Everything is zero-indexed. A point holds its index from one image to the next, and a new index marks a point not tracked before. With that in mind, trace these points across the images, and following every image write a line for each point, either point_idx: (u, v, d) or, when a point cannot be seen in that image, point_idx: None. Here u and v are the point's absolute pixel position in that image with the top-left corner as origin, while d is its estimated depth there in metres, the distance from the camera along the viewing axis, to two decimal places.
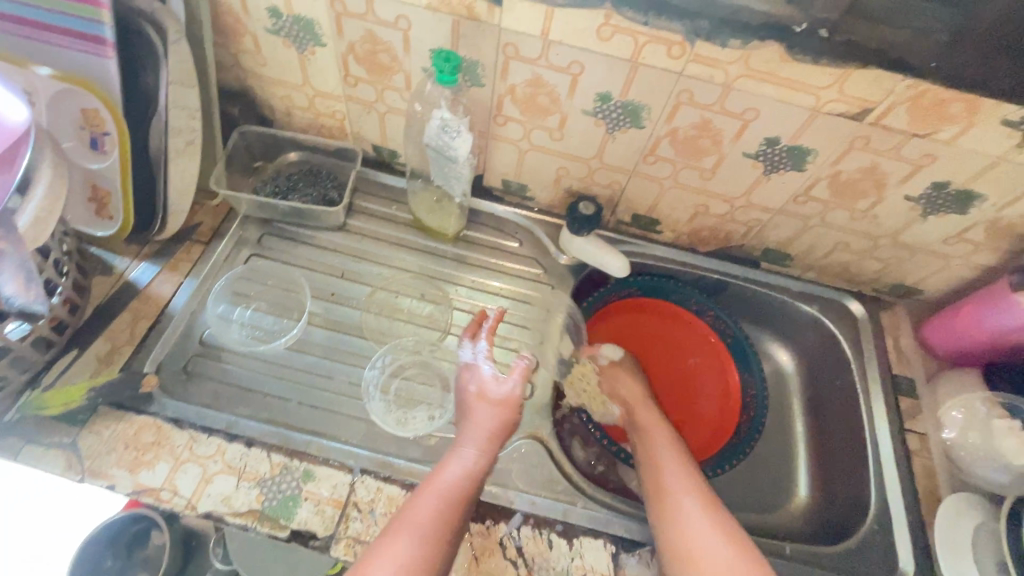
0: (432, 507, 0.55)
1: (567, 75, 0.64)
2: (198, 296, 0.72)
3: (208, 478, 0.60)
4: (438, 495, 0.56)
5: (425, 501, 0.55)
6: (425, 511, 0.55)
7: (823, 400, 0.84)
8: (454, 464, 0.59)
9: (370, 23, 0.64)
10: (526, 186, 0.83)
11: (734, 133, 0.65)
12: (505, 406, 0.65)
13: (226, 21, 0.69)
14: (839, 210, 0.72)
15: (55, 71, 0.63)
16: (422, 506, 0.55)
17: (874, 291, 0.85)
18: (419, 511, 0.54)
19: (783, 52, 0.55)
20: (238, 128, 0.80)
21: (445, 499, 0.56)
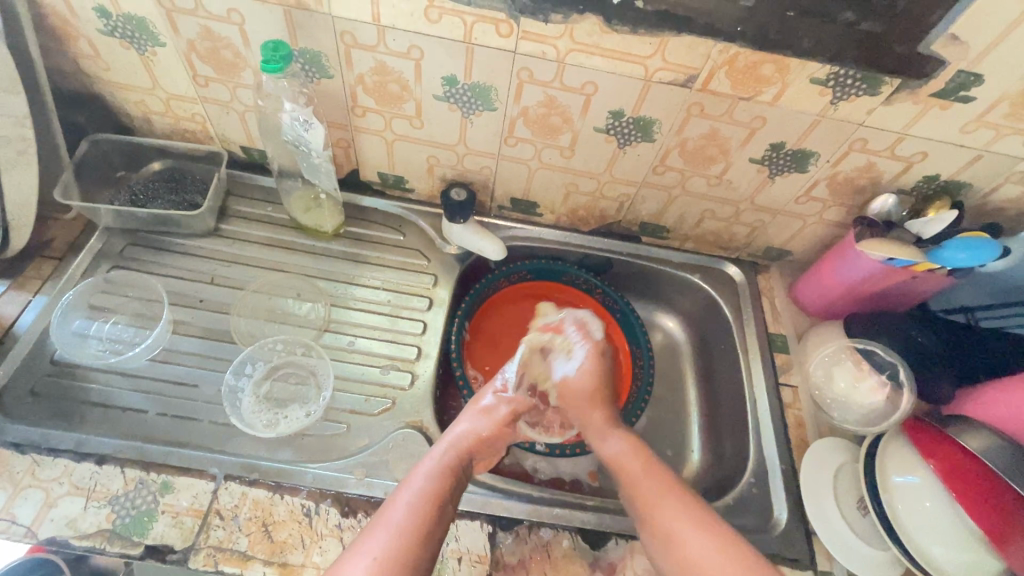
0: (387, 539, 0.53)
1: (409, 60, 0.64)
2: (48, 313, 0.68)
3: (52, 501, 0.56)
4: (393, 527, 0.54)
5: (381, 533, 0.53)
6: (380, 543, 0.52)
7: (710, 364, 0.86)
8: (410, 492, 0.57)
9: (203, 19, 0.63)
10: (403, 178, 0.82)
11: (580, 108, 0.66)
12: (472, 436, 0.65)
13: (54, 24, 0.66)
14: (696, 177, 0.74)
15: None
16: (378, 540, 0.53)
17: (750, 256, 0.88)
18: (375, 542, 0.52)
19: (602, 24, 0.57)
20: (88, 137, 0.76)
21: (400, 531, 0.53)
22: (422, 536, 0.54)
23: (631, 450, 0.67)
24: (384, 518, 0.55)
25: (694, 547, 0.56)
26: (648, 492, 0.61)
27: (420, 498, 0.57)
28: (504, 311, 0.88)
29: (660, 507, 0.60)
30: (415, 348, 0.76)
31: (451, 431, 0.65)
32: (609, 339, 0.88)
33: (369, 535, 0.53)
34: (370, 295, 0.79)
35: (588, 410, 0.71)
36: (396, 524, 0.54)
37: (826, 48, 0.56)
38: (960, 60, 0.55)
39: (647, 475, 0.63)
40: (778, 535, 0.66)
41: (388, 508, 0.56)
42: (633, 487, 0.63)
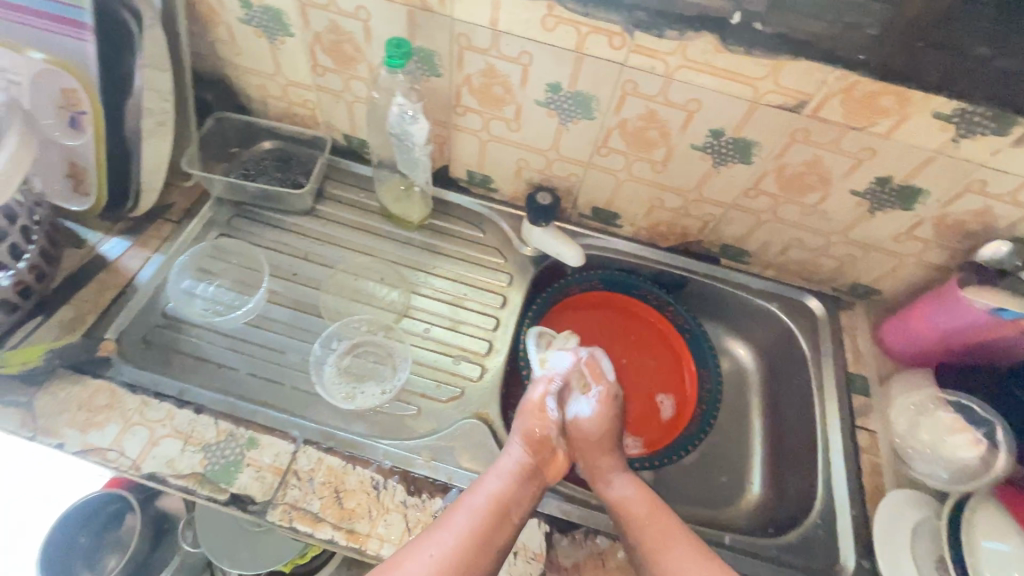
0: (447, 544, 0.55)
1: (518, 66, 0.66)
2: (164, 270, 0.75)
3: (155, 441, 0.62)
4: (449, 542, 0.55)
5: (439, 539, 0.55)
6: (433, 557, 0.54)
7: (779, 397, 0.84)
8: (476, 499, 0.59)
9: (332, 14, 0.68)
10: (490, 177, 0.85)
11: (680, 125, 0.67)
12: (528, 437, 0.65)
13: (201, 11, 0.73)
14: (789, 204, 0.73)
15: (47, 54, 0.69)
16: (430, 554, 0.54)
17: (834, 291, 0.85)
18: (428, 553, 0.54)
19: (717, 43, 0.57)
20: (214, 114, 0.83)
21: (458, 547, 0.55)
22: (480, 554, 0.55)
23: (650, 503, 0.63)
24: (443, 528, 0.56)
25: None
26: (656, 538, 0.59)
27: (482, 511, 0.58)
28: (573, 315, 0.89)
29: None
30: (487, 344, 0.78)
31: (518, 431, 0.66)
32: (672, 353, 0.88)
33: (423, 542, 0.55)
34: (448, 288, 0.82)
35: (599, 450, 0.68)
36: (453, 539, 0.55)
37: (954, 83, 0.54)
38: None
39: (664, 542, 0.59)
40: None
41: (446, 518, 0.57)
42: (641, 530, 0.60)
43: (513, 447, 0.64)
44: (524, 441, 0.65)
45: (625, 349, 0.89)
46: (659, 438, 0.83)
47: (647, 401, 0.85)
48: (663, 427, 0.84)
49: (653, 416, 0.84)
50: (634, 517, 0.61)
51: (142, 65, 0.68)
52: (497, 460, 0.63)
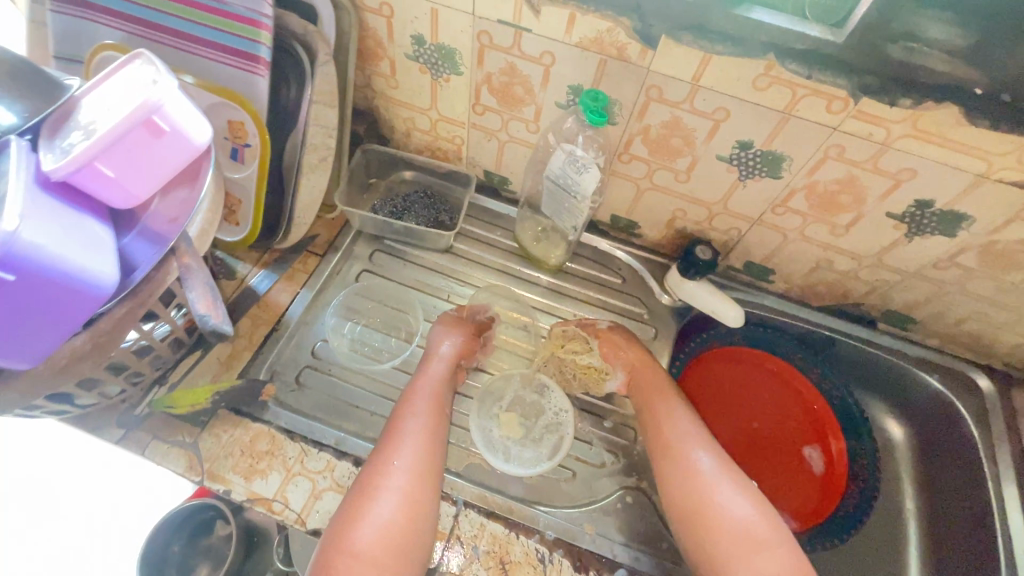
0: (413, 449, 0.57)
1: (708, 120, 0.62)
2: (312, 307, 0.74)
3: (318, 493, 0.60)
4: (420, 436, 0.59)
5: (404, 440, 0.58)
6: (410, 453, 0.57)
7: (938, 477, 0.78)
8: (419, 400, 0.62)
9: (513, 56, 0.65)
10: (636, 224, 0.81)
11: (882, 191, 0.62)
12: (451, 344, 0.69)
13: (369, 45, 0.71)
14: (985, 279, 0.67)
15: (198, 80, 0.69)
16: (409, 450, 0.57)
17: (1004, 366, 0.78)
18: (402, 452, 0.57)
19: (959, 115, 0.52)
20: (361, 146, 0.82)
21: (426, 441, 0.58)
22: (438, 444, 0.60)
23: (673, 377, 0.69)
24: (413, 421, 0.59)
25: (729, 486, 0.58)
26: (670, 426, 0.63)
27: (427, 405, 0.62)
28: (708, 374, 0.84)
29: (691, 438, 0.61)
30: None
31: (440, 335, 0.69)
32: (811, 414, 0.82)
33: (394, 443, 0.58)
34: None
35: (646, 336, 0.72)
36: (420, 432, 0.59)
37: None
38: None
39: (684, 409, 0.64)
40: None
41: (401, 415, 0.60)
42: (656, 423, 0.64)
43: (434, 359, 0.67)
44: (438, 343, 0.68)
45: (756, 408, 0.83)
46: (808, 511, 0.78)
47: (795, 460, 0.81)
48: (818, 486, 0.79)
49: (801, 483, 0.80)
50: (654, 407, 0.65)
51: (314, 101, 0.67)
52: (425, 368, 0.66)
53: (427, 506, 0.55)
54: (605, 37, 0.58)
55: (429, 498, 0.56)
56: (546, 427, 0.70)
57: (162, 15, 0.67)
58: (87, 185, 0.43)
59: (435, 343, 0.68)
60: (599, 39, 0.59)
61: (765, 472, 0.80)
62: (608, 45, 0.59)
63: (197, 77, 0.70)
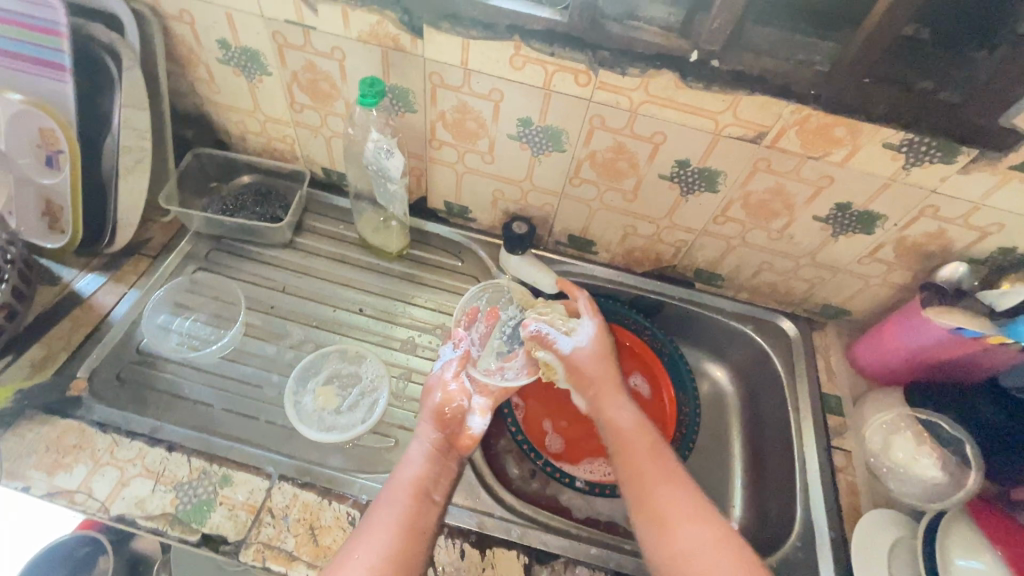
0: (379, 541, 0.54)
1: (489, 101, 0.69)
2: (139, 306, 0.75)
3: (125, 481, 0.61)
4: (386, 532, 0.55)
5: (368, 541, 0.54)
6: (371, 548, 0.54)
7: (757, 418, 0.85)
8: (395, 489, 0.59)
9: (309, 54, 0.70)
10: (467, 208, 0.87)
11: (647, 155, 0.69)
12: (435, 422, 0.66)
13: (180, 51, 0.75)
14: (757, 230, 0.75)
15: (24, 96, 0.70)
16: (370, 545, 0.54)
17: (806, 312, 0.86)
18: (364, 549, 0.54)
19: (677, 80, 0.60)
20: (193, 150, 0.84)
21: (392, 537, 0.55)
22: (409, 541, 0.55)
23: (639, 424, 0.69)
24: (383, 516, 0.56)
25: (688, 533, 0.58)
26: (659, 495, 0.62)
27: (404, 497, 0.59)
28: None
29: (650, 488, 0.63)
30: None
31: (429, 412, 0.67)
32: (636, 356, 0.89)
33: (359, 540, 0.55)
34: (426, 317, 0.83)
35: (600, 372, 0.73)
36: (393, 527, 0.56)
37: (901, 114, 0.57)
38: None
39: (644, 456, 0.65)
40: None
41: (376, 506, 0.58)
42: (644, 489, 0.63)
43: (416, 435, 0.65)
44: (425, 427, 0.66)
45: None
46: None
47: (629, 397, 0.86)
48: (658, 429, 0.84)
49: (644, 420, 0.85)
50: (636, 472, 0.65)
51: (122, 105, 0.70)
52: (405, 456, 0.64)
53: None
54: (378, 29, 0.64)
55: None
56: (366, 395, 0.73)
57: None
58: None
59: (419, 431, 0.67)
60: (374, 32, 0.64)
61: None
62: (384, 37, 0.65)
63: (22, 92, 0.70)
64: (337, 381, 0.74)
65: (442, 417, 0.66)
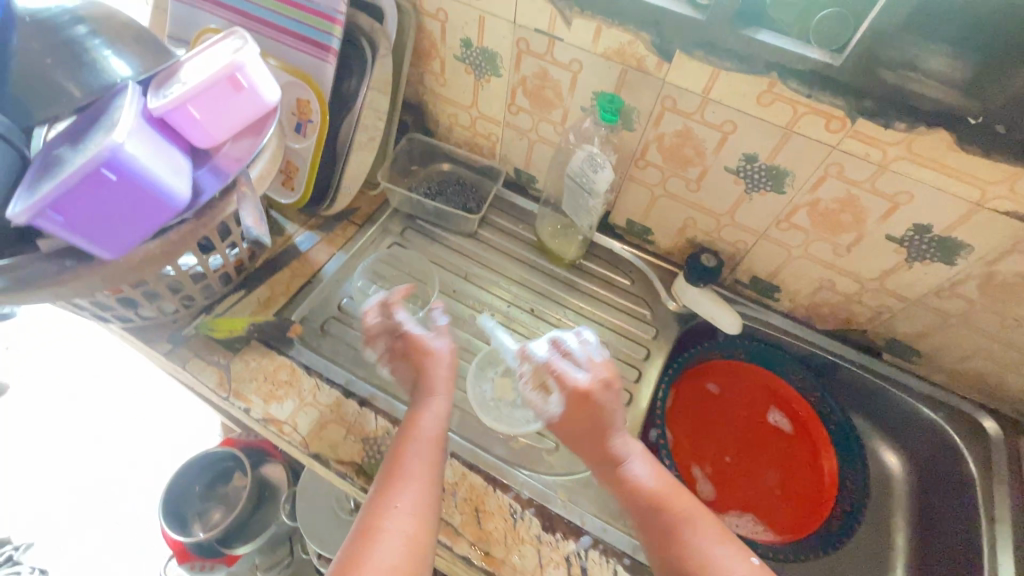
0: (416, 492, 0.56)
1: (717, 132, 0.68)
2: (344, 268, 0.83)
3: (323, 424, 0.67)
4: (422, 481, 0.57)
5: (407, 490, 0.56)
6: (412, 496, 0.56)
7: (933, 516, 0.76)
8: (422, 442, 0.61)
9: (546, 63, 0.73)
10: (649, 230, 0.86)
11: (880, 213, 0.64)
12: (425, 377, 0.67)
13: (424, 46, 0.81)
14: (986, 313, 0.67)
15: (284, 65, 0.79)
16: (410, 494, 0.56)
17: (1013, 412, 0.77)
18: (405, 497, 0.56)
19: (950, 141, 0.55)
20: (408, 135, 0.92)
21: (429, 485, 0.58)
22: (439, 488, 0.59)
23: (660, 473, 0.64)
24: (415, 467, 0.58)
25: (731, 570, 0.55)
26: (675, 515, 0.59)
27: (429, 449, 0.61)
28: (694, 385, 0.86)
29: (672, 519, 0.59)
30: (628, 395, 0.77)
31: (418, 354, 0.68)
32: (786, 403, 0.85)
33: (400, 487, 0.56)
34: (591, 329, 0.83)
35: (592, 424, 0.64)
36: (426, 479, 0.58)
37: None
38: None
39: (678, 501, 0.60)
40: None
41: (403, 458, 0.59)
42: (659, 516, 0.59)
43: (433, 395, 0.66)
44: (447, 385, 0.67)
45: (733, 410, 0.85)
46: (798, 527, 0.76)
47: (777, 441, 0.83)
48: (814, 493, 0.79)
49: (798, 473, 0.81)
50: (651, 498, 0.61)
51: (371, 88, 0.77)
52: (420, 413, 0.64)
53: (428, 545, 0.54)
54: (627, 49, 0.65)
55: (428, 538, 0.55)
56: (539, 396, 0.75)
57: (264, 10, 0.79)
58: (178, 125, 0.54)
59: (424, 386, 0.67)
60: (622, 50, 0.66)
61: (759, 470, 0.81)
62: (629, 56, 0.66)
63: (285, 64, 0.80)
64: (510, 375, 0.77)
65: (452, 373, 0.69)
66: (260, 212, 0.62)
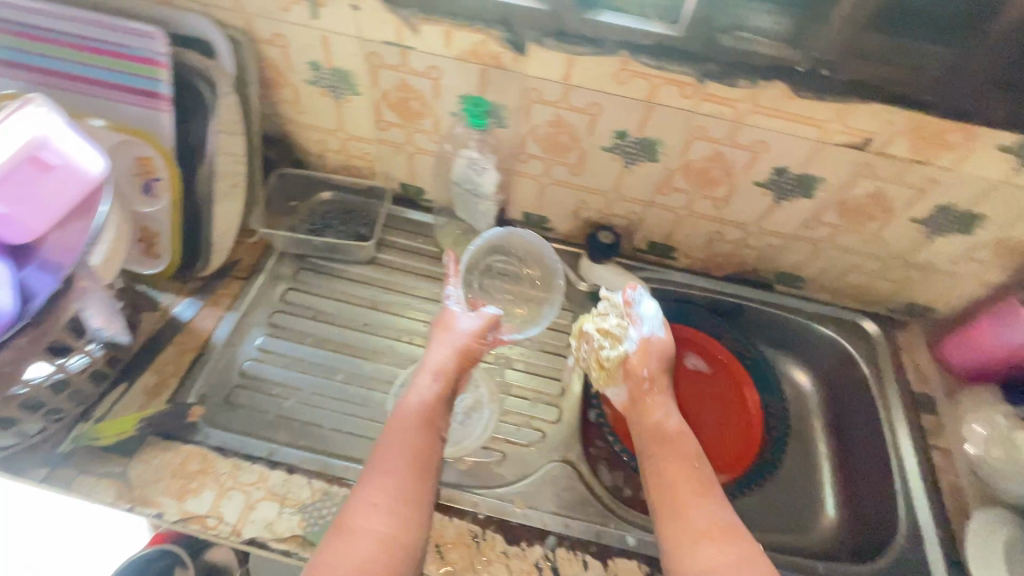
0: (374, 485, 0.56)
1: (585, 115, 0.69)
2: (239, 329, 0.76)
3: (253, 505, 0.62)
4: (384, 476, 0.56)
5: (367, 486, 0.56)
6: (388, 488, 0.56)
7: (845, 419, 0.85)
8: (400, 429, 0.61)
9: (403, 74, 0.70)
10: (546, 218, 0.87)
11: (744, 164, 0.69)
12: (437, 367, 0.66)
13: (270, 76, 0.75)
14: (848, 233, 0.75)
15: (110, 122, 0.70)
16: (371, 488, 0.56)
17: (887, 312, 0.87)
18: (373, 493, 0.55)
19: (787, 90, 0.60)
20: (277, 170, 0.86)
21: (401, 474, 0.57)
22: (427, 473, 0.58)
23: (679, 431, 0.66)
24: (387, 459, 0.58)
25: (715, 541, 0.55)
26: (681, 484, 0.60)
27: (415, 430, 0.61)
28: None
29: (682, 493, 0.59)
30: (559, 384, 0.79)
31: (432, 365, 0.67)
32: (705, 351, 0.88)
33: (366, 486, 0.56)
34: None
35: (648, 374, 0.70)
36: (402, 468, 0.57)
37: (1020, 119, 0.57)
38: None
39: (680, 468, 0.62)
40: None
41: (383, 452, 0.58)
42: (655, 482, 0.62)
43: (422, 375, 0.66)
44: (440, 369, 0.66)
45: None
46: (740, 460, 0.82)
47: (705, 387, 0.87)
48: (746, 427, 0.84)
49: (730, 411, 0.85)
50: (659, 460, 0.63)
51: (219, 131, 0.71)
52: (406, 398, 0.64)
53: (406, 538, 0.53)
54: (481, 48, 0.64)
55: (405, 530, 0.54)
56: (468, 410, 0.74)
57: (69, 63, 0.69)
58: None
59: (429, 365, 0.67)
60: (476, 50, 0.65)
61: (697, 415, 0.85)
62: (485, 55, 0.65)
63: (112, 120, 0.71)
64: (435, 396, 0.75)
65: (464, 353, 0.68)
66: (112, 308, 0.59)
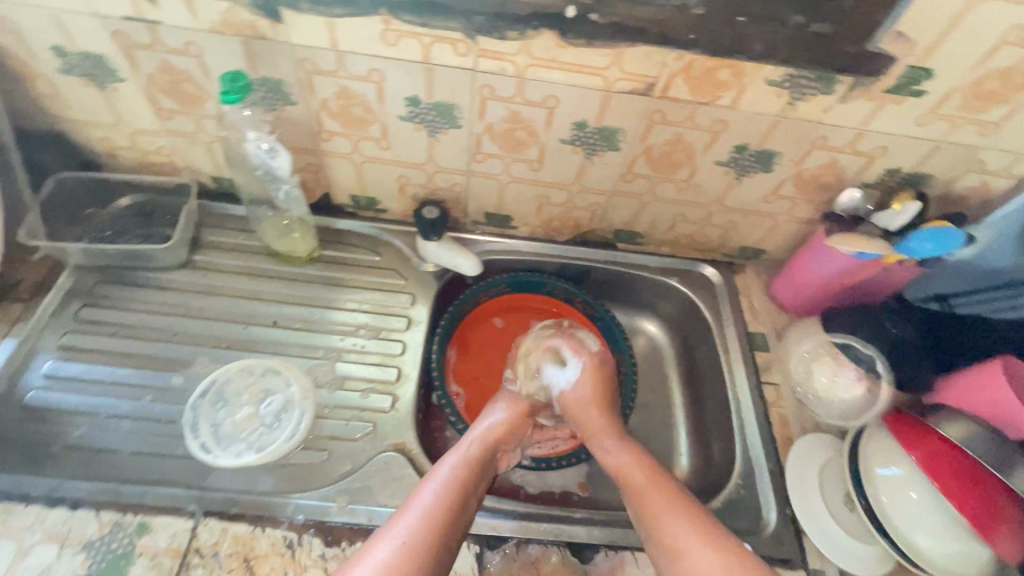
0: (410, 525, 0.54)
1: (370, 84, 0.64)
2: (19, 357, 0.68)
3: (25, 551, 0.55)
4: (417, 512, 0.56)
5: (398, 525, 0.54)
6: (407, 525, 0.54)
7: (693, 367, 0.86)
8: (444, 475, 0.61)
9: (161, 53, 0.63)
10: (375, 200, 0.82)
11: (544, 121, 0.67)
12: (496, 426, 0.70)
13: (11, 67, 0.66)
14: (665, 183, 0.75)
15: None
16: (404, 522, 0.54)
17: (726, 257, 0.88)
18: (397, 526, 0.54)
19: (558, 39, 0.58)
20: (54, 176, 0.76)
21: (427, 516, 0.55)
22: (453, 520, 0.56)
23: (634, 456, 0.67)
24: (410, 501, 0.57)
25: (700, 558, 0.54)
26: (655, 504, 0.60)
27: (459, 476, 0.61)
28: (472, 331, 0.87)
29: (661, 512, 0.59)
30: (395, 369, 0.76)
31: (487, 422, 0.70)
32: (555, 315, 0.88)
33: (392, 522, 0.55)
34: (347, 319, 0.79)
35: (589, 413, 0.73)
36: (419, 510, 0.56)
37: (779, 51, 0.57)
38: (909, 56, 0.56)
39: (649, 492, 0.62)
40: (764, 536, 0.66)
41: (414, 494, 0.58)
42: (638, 497, 0.62)
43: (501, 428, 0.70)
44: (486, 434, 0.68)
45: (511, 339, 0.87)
46: None
47: None
48: None
49: None
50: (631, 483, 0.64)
51: None
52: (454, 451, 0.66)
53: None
54: (231, 17, 0.58)
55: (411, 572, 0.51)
56: (278, 410, 0.70)
57: None
58: None
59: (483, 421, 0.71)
60: (228, 20, 0.59)
61: None
62: (240, 25, 0.59)
63: None
64: (244, 401, 0.71)
65: (511, 427, 0.71)
66: None
